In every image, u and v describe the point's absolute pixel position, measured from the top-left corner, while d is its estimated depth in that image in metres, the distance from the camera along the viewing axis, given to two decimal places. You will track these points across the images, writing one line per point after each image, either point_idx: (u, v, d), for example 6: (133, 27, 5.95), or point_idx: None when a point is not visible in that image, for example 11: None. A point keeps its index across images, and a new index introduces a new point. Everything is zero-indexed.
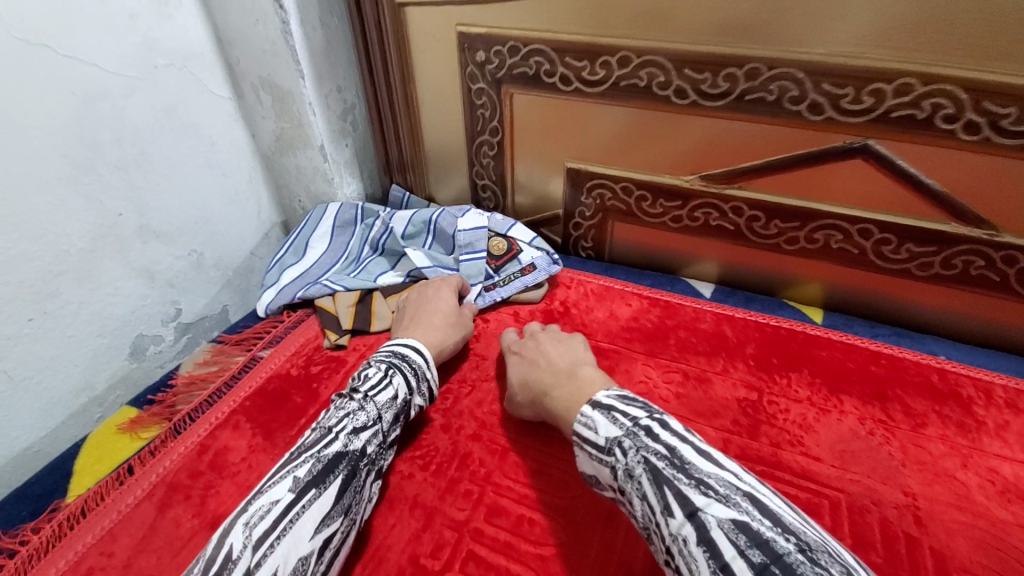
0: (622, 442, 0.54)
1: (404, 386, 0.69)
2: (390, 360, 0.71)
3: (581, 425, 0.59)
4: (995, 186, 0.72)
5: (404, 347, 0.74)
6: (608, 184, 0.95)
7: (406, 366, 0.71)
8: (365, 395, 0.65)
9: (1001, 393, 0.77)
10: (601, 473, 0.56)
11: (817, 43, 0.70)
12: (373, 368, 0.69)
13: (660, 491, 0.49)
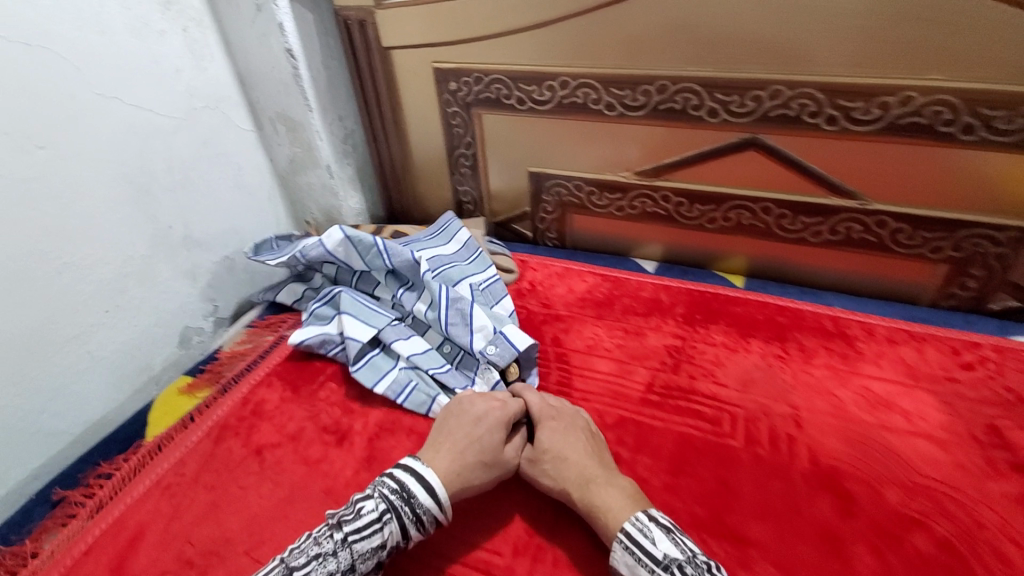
0: (682, 565, 0.56)
1: (397, 533, 0.64)
2: (390, 498, 0.65)
3: (632, 529, 0.60)
4: (859, 165, 0.91)
5: (415, 478, 0.66)
6: (562, 182, 1.15)
7: (406, 512, 0.64)
8: (348, 537, 0.61)
9: (882, 330, 0.94)
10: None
11: (707, 62, 0.91)
12: (370, 502, 0.64)
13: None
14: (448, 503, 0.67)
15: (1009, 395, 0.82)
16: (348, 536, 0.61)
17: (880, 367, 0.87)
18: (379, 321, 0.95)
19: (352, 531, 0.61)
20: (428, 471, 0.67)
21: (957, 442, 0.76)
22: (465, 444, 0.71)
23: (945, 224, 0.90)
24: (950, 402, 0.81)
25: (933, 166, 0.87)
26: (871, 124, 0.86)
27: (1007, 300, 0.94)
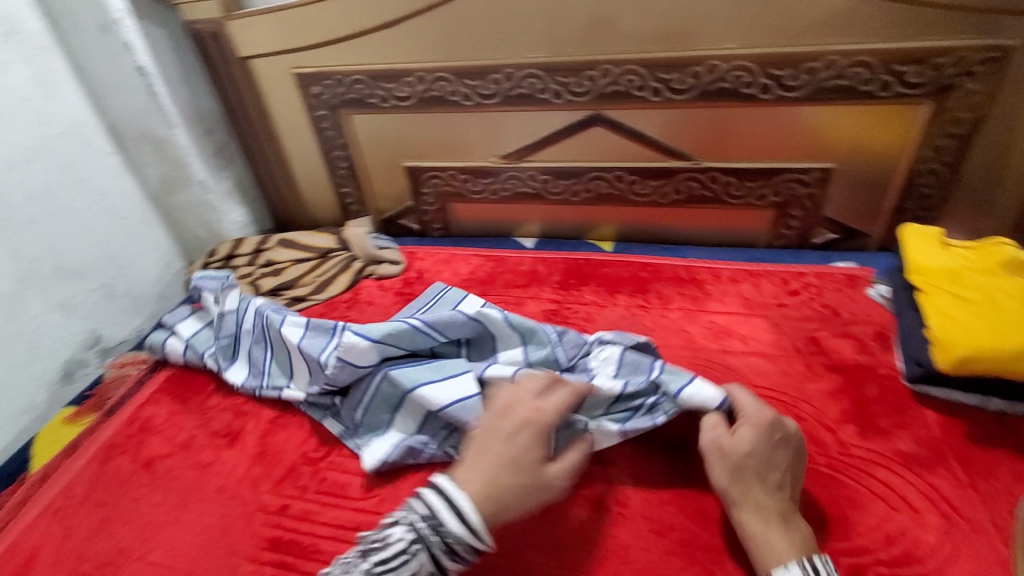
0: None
1: (428, 567, 0.56)
2: (420, 527, 0.57)
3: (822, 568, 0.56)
4: (688, 128, 1.03)
5: (444, 502, 0.58)
6: (438, 174, 1.21)
7: (434, 542, 0.57)
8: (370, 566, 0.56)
9: (728, 272, 1.06)
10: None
11: (544, 47, 1.00)
12: (400, 529, 0.57)
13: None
14: (484, 527, 0.57)
15: (827, 310, 0.94)
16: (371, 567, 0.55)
17: (724, 302, 0.99)
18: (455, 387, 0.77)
19: (376, 561, 0.56)
20: (464, 497, 0.58)
21: (784, 354, 0.88)
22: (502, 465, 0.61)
23: (762, 173, 1.04)
24: (779, 323, 0.93)
25: (744, 124, 1.00)
26: (688, 92, 0.98)
27: (826, 234, 1.09)
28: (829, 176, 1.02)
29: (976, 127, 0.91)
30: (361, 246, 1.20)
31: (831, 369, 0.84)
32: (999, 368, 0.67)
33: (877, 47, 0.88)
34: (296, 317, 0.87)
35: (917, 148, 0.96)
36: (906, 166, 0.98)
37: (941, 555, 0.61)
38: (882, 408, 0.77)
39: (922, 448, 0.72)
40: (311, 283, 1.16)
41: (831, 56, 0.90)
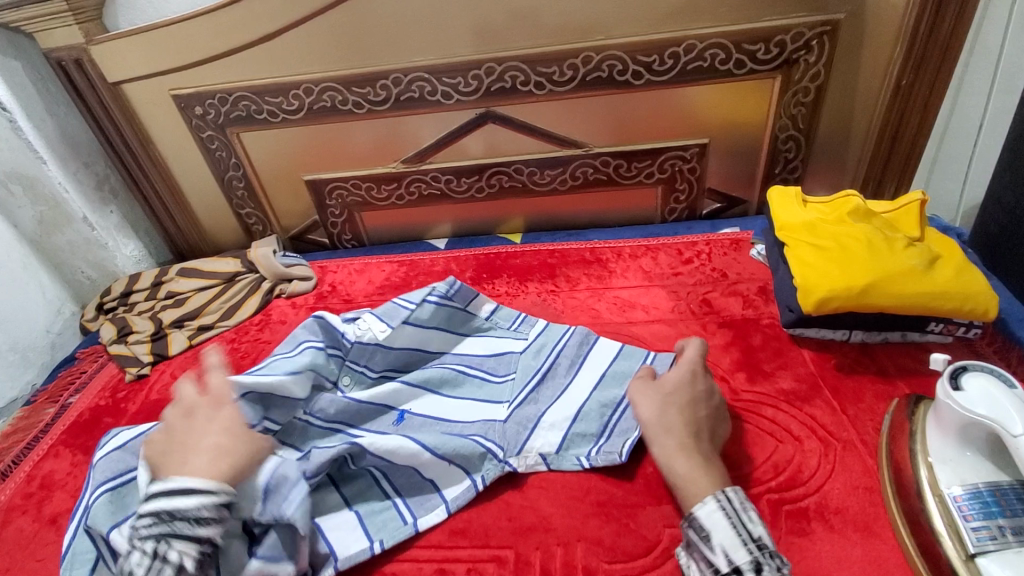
0: (773, 552, 0.56)
1: (186, 553, 0.55)
2: (153, 530, 0.56)
3: (734, 499, 0.60)
4: (574, 118, 1.08)
5: (169, 500, 0.57)
6: (341, 184, 1.20)
7: (178, 526, 0.56)
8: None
9: (628, 249, 1.12)
10: (727, 538, 0.57)
11: (428, 51, 1.02)
12: (138, 550, 0.56)
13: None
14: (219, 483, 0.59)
15: (716, 273, 1.02)
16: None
17: (626, 278, 1.05)
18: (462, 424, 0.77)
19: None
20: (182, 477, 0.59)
21: (681, 318, 0.95)
22: (200, 429, 0.64)
23: (648, 153, 1.11)
24: (676, 290, 1.01)
25: (623, 108, 1.06)
26: (568, 83, 1.03)
27: (712, 204, 1.18)
28: (705, 151, 1.10)
29: (820, 94, 1.02)
30: (269, 267, 1.17)
31: (722, 326, 0.92)
32: (853, 303, 0.76)
33: (727, 30, 0.96)
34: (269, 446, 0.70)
35: (775, 118, 1.05)
36: (769, 134, 1.08)
37: (820, 474, 0.69)
38: (766, 354, 0.85)
39: (801, 384, 0.80)
40: (217, 310, 1.12)
41: (689, 41, 0.98)
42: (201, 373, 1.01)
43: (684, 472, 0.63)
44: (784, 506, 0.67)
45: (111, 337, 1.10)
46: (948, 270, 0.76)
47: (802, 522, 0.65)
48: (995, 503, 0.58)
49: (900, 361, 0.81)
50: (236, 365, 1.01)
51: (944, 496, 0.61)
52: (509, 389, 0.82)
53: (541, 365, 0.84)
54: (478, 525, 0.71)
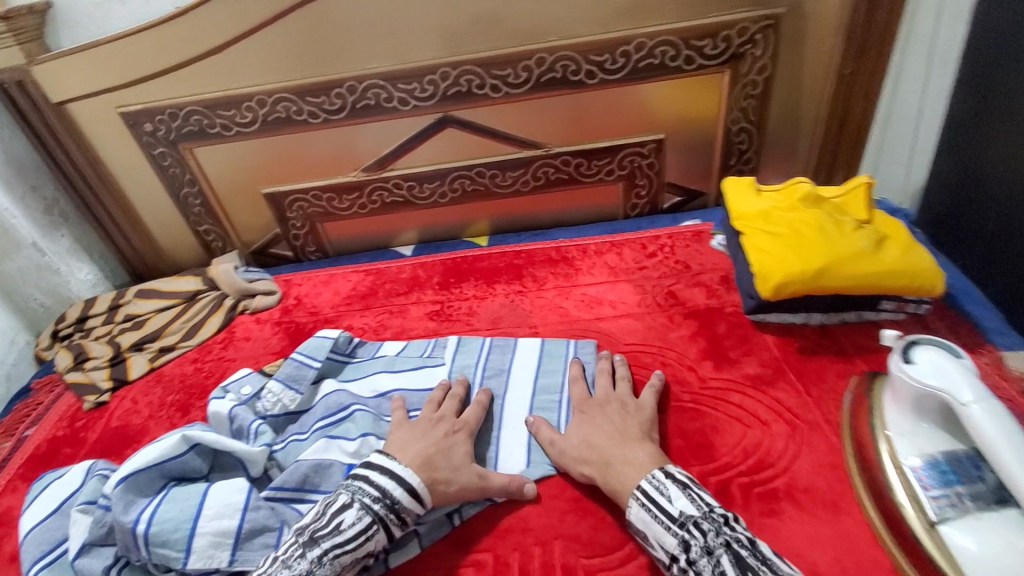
0: (698, 518, 0.57)
1: (383, 541, 0.63)
2: (375, 510, 0.63)
3: (649, 487, 0.62)
4: (531, 118, 1.09)
5: (395, 483, 0.64)
6: (301, 196, 1.18)
7: (392, 519, 0.63)
8: (328, 552, 0.59)
9: (593, 246, 1.13)
10: (655, 530, 0.60)
11: (383, 58, 1.02)
12: (353, 516, 0.62)
13: (714, 560, 0.55)
14: (425, 491, 0.66)
15: (679, 265, 1.04)
16: (331, 547, 0.60)
17: (592, 274, 1.07)
18: None
19: (334, 546, 0.60)
20: (403, 468, 0.66)
21: (647, 311, 0.96)
22: (436, 442, 0.71)
23: (606, 151, 1.12)
24: (641, 285, 1.02)
25: (580, 107, 1.08)
26: (524, 85, 1.04)
27: (673, 198, 1.20)
28: (662, 146, 1.12)
29: (768, 86, 1.05)
30: (230, 283, 1.15)
31: (687, 317, 0.93)
32: (807, 287, 0.79)
33: (676, 27, 0.98)
34: (181, 490, 0.65)
35: (727, 111, 1.08)
36: (722, 127, 1.10)
37: (786, 455, 0.71)
38: (730, 341, 0.87)
39: (765, 368, 0.82)
40: (179, 330, 1.10)
41: (639, 39, 0.99)
42: (164, 396, 0.98)
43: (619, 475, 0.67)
44: (753, 488, 0.68)
45: (68, 364, 1.06)
46: (895, 249, 0.79)
47: (772, 503, 0.67)
48: (952, 471, 0.60)
49: (858, 339, 0.83)
50: (202, 385, 0.99)
51: (904, 469, 0.63)
52: None
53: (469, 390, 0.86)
54: (459, 532, 0.70)
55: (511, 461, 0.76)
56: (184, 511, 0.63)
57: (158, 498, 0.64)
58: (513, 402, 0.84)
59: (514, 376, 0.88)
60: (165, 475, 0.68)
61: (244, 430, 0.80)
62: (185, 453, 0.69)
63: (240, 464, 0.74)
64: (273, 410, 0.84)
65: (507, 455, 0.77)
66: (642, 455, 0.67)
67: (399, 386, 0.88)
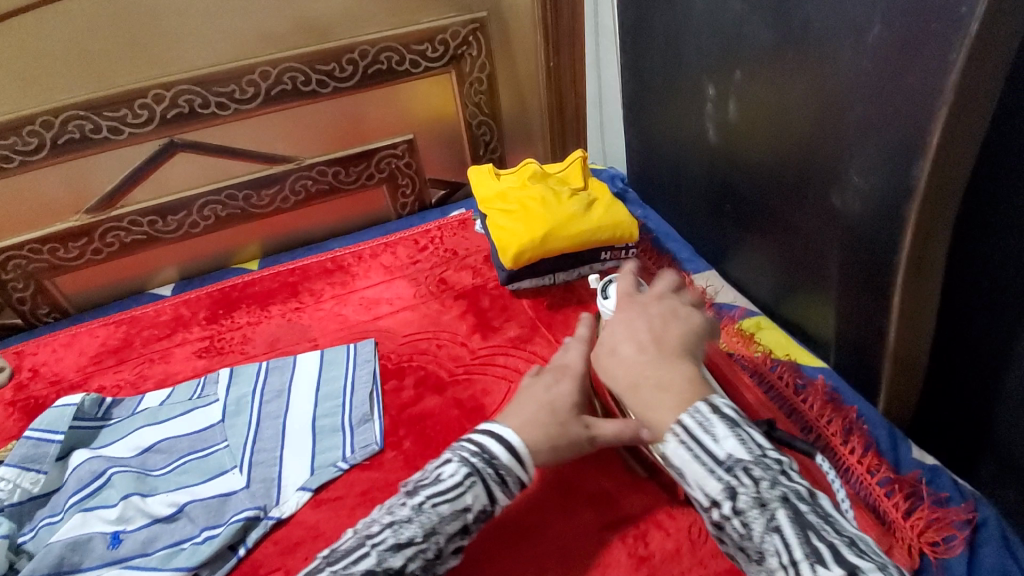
0: (750, 464, 0.50)
1: (484, 499, 0.58)
2: (477, 459, 0.58)
3: (691, 424, 0.52)
4: (272, 133, 1.07)
5: (493, 438, 0.60)
6: (15, 254, 1.01)
7: (490, 474, 0.58)
8: (428, 498, 0.56)
9: (368, 250, 1.15)
10: (694, 471, 0.51)
11: (79, 87, 0.92)
12: (452, 466, 0.58)
13: (768, 512, 0.47)
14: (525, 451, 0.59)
15: (448, 252, 1.12)
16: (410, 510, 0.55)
17: (369, 277, 1.09)
18: (180, 498, 0.74)
19: (433, 496, 0.56)
20: (500, 428, 0.61)
21: (422, 301, 1.02)
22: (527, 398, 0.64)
23: (360, 158, 1.14)
24: (415, 277, 1.07)
25: (323, 118, 1.09)
26: (253, 100, 1.01)
27: (439, 192, 1.27)
28: (413, 146, 1.18)
29: (492, 81, 1.17)
30: None
31: (457, 298, 1.01)
32: (539, 251, 0.91)
33: (393, 33, 1.04)
34: None
35: (464, 108, 1.18)
36: (464, 122, 1.19)
37: None
38: (494, 312, 0.97)
39: (522, 328, 0.93)
40: None
41: (361, 47, 1.03)
42: None
43: (648, 397, 0.56)
44: None
45: None
46: (601, 208, 0.95)
47: None
48: None
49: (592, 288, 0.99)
50: None
51: None
52: (228, 454, 0.79)
53: (249, 420, 0.83)
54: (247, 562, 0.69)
55: (296, 474, 0.77)
56: None
57: None
58: (294, 418, 0.83)
59: (295, 393, 0.87)
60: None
61: None
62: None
63: None
64: (11, 499, 0.73)
65: (291, 471, 0.77)
66: (684, 376, 0.56)
67: (165, 435, 0.82)
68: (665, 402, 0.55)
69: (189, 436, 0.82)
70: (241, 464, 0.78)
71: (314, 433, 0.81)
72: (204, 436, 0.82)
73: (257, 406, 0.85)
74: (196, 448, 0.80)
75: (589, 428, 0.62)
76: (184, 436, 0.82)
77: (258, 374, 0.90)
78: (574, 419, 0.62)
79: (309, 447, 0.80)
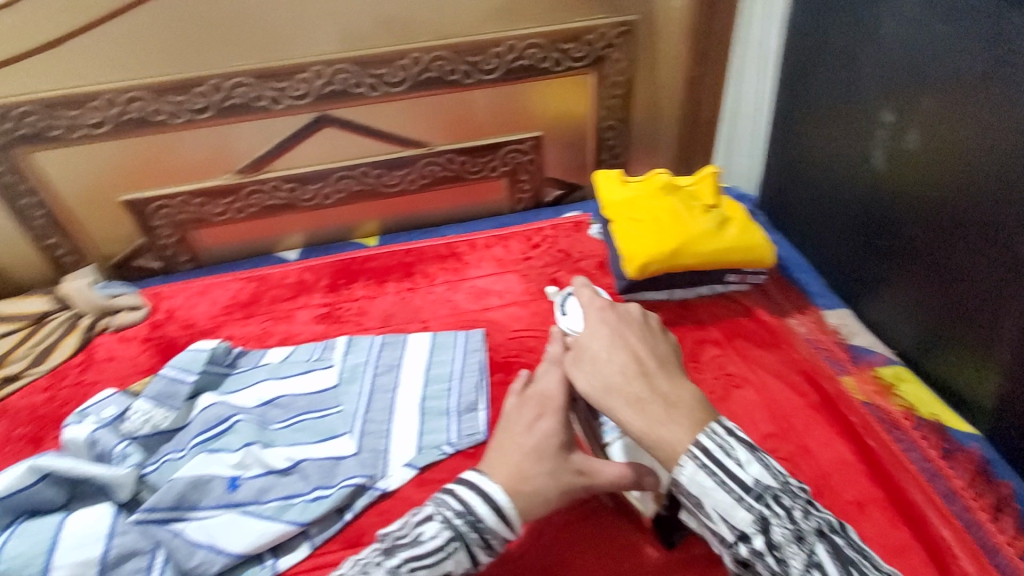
0: (778, 492, 0.50)
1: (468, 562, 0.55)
2: (455, 526, 0.55)
3: (712, 445, 0.52)
4: (412, 118, 1.11)
5: (481, 498, 0.56)
6: (168, 202, 1.10)
7: (474, 538, 0.55)
8: (406, 562, 0.53)
9: (481, 240, 1.16)
10: (718, 500, 0.50)
11: (251, 55, 0.98)
12: (427, 538, 0.54)
13: (805, 547, 0.48)
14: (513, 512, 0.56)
15: (561, 254, 1.11)
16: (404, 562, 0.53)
17: (481, 267, 1.10)
18: (297, 454, 0.76)
19: (413, 559, 0.53)
20: (490, 483, 0.57)
21: (532, 298, 1.02)
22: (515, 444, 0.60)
23: (487, 149, 1.16)
24: (527, 274, 1.07)
25: (460, 106, 1.11)
26: (401, 84, 1.05)
27: (555, 192, 1.27)
28: (541, 143, 1.19)
29: (629, 86, 1.15)
30: (87, 300, 1.04)
31: None
32: (667, 265, 0.88)
33: (542, 30, 1.04)
34: (34, 523, 0.63)
35: (596, 110, 1.17)
36: (593, 125, 1.19)
37: None
38: None
39: None
40: (25, 357, 0.98)
41: (509, 41, 1.04)
42: (10, 430, 0.87)
43: (659, 414, 0.56)
44: None
45: None
46: (737, 228, 0.90)
47: None
48: None
49: (712, 309, 0.94)
50: (55, 413, 0.89)
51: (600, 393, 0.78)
52: (341, 419, 0.82)
53: (361, 388, 0.86)
54: (350, 528, 0.71)
55: (403, 450, 0.78)
56: (37, 544, 0.61)
57: (8, 532, 0.61)
58: (405, 395, 0.85)
59: (406, 370, 0.89)
60: (15, 509, 0.63)
61: (108, 454, 0.73)
62: (36, 484, 0.64)
63: (103, 491, 0.67)
64: (142, 431, 0.77)
65: (399, 446, 0.79)
66: (690, 398, 0.58)
67: (285, 391, 0.86)
68: (678, 425, 0.55)
69: (307, 395, 0.86)
70: (354, 430, 0.80)
71: (422, 413, 0.83)
72: (321, 398, 0.86)
73: (371, 376, 0.88)
74: (311, 408, 0.84)
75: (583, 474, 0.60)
76: (303, 395, 0.86)
77: (373, 346, 0.93)
78: (564, 466, 0.59)
79: (417, 425, 0.81)
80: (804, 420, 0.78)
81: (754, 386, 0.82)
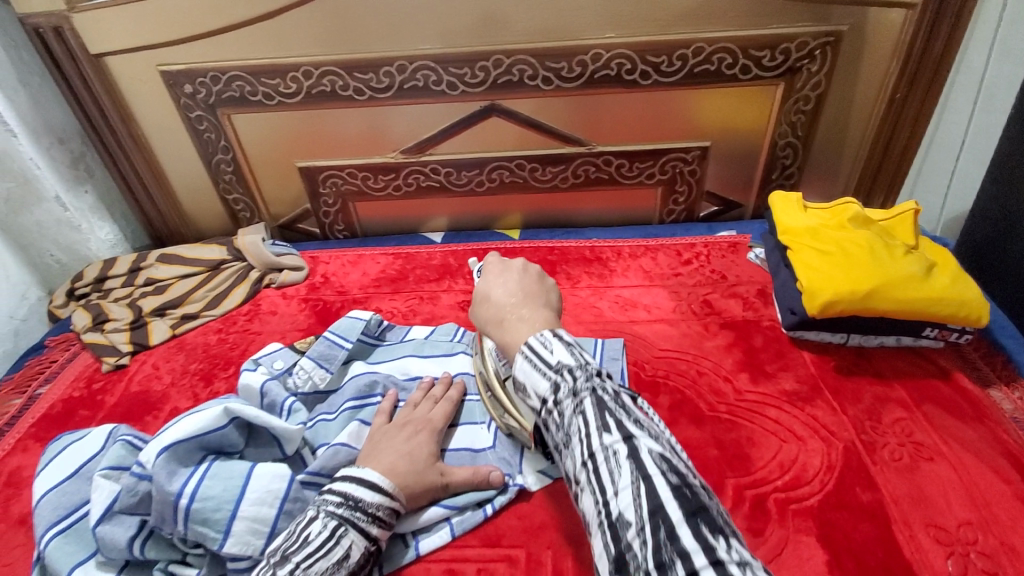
0: (575, 366, 0.50)
1: None
2: (340, 512, 0.60)
3: (535, 344, 0.55)
4: (578, 115, 1.08)
5: (356, 483, 0.62)
6: (336, 172, 1.16)
7: (359, 517, 0.60)
8: (300, 563, 0.55)
9: (628, 249, 1.12)
10: (529, 380, 0.53)
11: (437, 39, 1.00)
12: (317, 525, 0.58)
13: (579, 404, 0.48)
14: (395, 489, 0.64)
15: (715, 275, 1.03)
16: (301, 565, 0.55)
17: (627, 277, 1.06)
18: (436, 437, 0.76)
19: (305, 558, 0.55)
20: (363, 470, 0.64)
21: (683, 318, 0.96)
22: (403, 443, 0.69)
23: (650, 154, 1.11)
24: (677, 291, 1.01)
25: (630, 108, 1.07)
26: (576, 80, 1.03)
27: (710, 208, 1.20)
28: (707, 154, 1.12)
29: (819, 103, 1.05)
30: (258, 256, 1.12)
31: (723, 327, 0.93)
32: (854, 307, 0.78)
33: (736, 34, 0.97)
34: (223, 467, 0.63)
35: (775, 125, 1.07)
36: (769, 140, 1.09)
37: (823, 473, 0.71)
38: (767, 355, 0.87)
39: (802, 385, 0.82)
40: (202, 299, 1.07)
41: (697, 44, 0.98)
42: (186, 364, 0.96)
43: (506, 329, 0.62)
44: (790, 505, 0.67)
45: (86, 325, 1.03)
46: (944, 277, 0.79)
47: (810, 521, 0.66)
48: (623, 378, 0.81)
49: (895, 364, 0.83)
50: (224, 356, 0.97)
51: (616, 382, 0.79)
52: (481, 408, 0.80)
53: None
54: (489, 524, 0.70)
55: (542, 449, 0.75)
56: (228, 490, 0.61)
57: (201, 471, 0.62)
58: None
59: None
60: (203, 447, 0.65)
61: (276, 406, 0.77)
62: (226, 426, 0.67)
63: (275, 441, 0.71)
64: (305, 387, 0.82)
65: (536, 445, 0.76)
66: (544, 315, 0.61)
67: (428, 370, 0.86)
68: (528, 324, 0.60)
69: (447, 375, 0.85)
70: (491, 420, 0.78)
71: None
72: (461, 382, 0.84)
73: None
74: None
75: (443, 476, 0.68)
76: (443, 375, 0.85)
77: None
78: (429, 467, 0.68)
79: None
80: (1011, 513, 0.65)
81: (949, 462, 0.71)
